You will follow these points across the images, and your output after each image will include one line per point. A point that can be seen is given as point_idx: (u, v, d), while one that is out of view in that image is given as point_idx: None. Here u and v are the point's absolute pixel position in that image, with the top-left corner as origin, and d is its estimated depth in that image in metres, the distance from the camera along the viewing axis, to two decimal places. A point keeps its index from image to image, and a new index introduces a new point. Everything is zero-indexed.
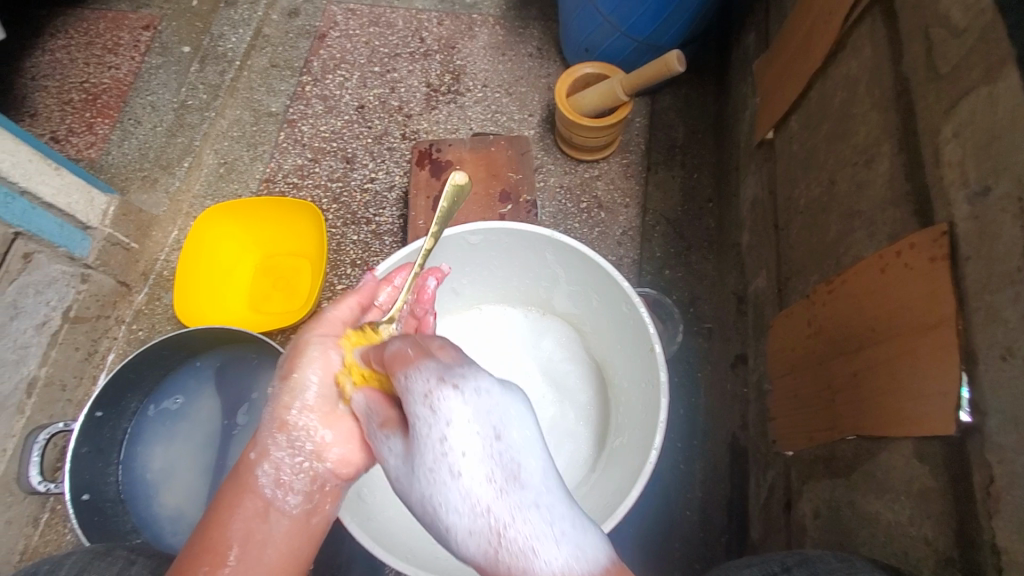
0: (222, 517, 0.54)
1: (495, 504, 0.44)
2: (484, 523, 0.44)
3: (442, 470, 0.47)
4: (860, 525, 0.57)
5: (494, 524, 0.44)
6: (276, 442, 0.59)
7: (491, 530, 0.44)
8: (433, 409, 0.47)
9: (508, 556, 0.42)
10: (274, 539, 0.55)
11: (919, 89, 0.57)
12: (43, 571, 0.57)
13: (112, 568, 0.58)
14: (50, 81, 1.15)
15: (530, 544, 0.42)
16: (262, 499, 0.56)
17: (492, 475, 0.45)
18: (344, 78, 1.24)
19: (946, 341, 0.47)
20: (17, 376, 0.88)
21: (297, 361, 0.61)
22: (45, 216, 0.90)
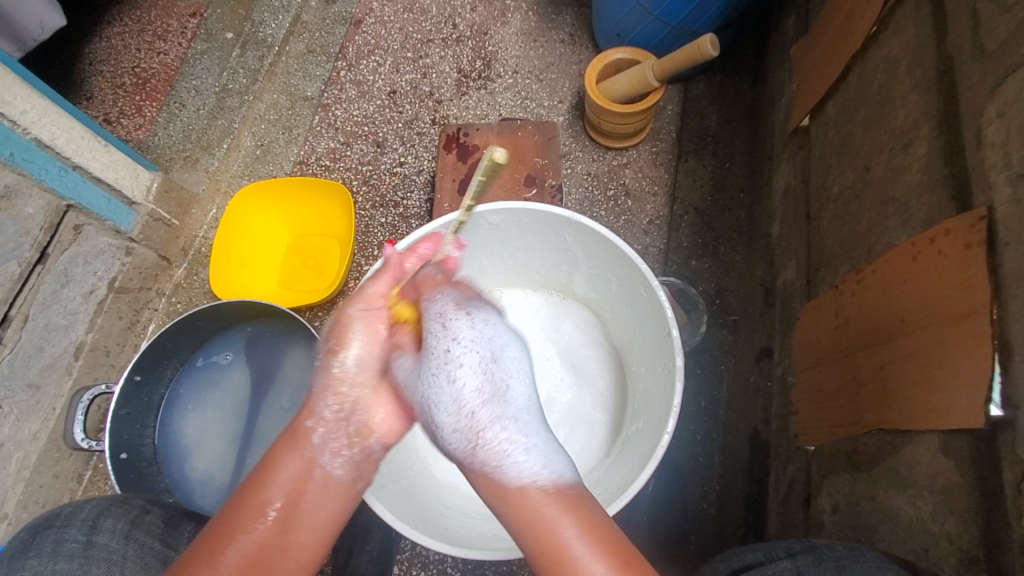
0: (266, 472, 0.51)
1: (479, 411, 0.54)
2: (467, 426, 0.53)
3: (440, 378, 0.54)
4: (880, 522, 0.55)
5: (477, 429, 0.53)
6: (326, 401, 0.54)
7: (473, 432, 0.53)
8: (449, 327, 0.55)
9: (484, 454, 0.52)
10: (320, 504, 0.51)
11: (964, 67, 0.54)
12: (65, 514, 0.63)
13: (129, 513, 0.63)
14: (105, 66, 1.20)
15: (507, 450, 0.51)
16: (308, 455, 0.52)
17: (480, 388, 0.55)
18: (377, 63, 1.26)
19: (979, 332, 0.45)
20: (66, 340, 0.94)
21: (340, 328, 0.56)
22: (95, 189, 0.95)
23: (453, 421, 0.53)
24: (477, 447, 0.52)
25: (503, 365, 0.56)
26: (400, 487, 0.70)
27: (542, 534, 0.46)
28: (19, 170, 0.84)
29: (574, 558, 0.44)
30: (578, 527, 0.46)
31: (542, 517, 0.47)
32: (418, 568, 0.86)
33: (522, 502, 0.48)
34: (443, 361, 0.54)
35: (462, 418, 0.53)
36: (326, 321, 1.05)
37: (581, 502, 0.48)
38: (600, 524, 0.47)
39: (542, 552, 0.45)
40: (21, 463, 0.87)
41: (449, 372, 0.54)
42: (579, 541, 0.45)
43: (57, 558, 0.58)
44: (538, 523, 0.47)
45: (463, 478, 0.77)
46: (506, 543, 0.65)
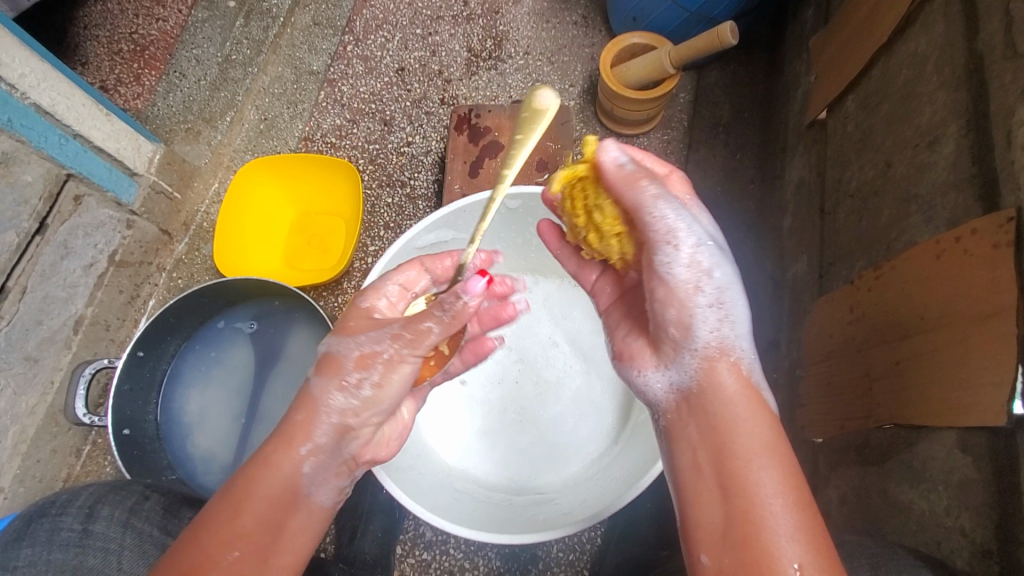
0: (242, 500, 0.50)
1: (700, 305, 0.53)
2: (724, 337, 0.53)
3: (722, 303, 0.53)
4: (891, 514, 0.56)
5: (721, 332, 0.53)
6: (324, 428, 0.54)
7: (717, 338, 0.53)
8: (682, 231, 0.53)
9: (723, 350, 0.52)
10: (299, 532, 0.53)
11: (996, 67, 0.54)
12: (61, 501, 0.62)
13: (129, 500, 0.62)
14: (100, 31, 1.14)
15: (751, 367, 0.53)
16: (292, 485, 0.53)
17: (708, 296, 0.53)
18: (385, 39, 1.23)
19: (1004, 331, 0.46)
20: (65, 313, 0.92)
21: (383, 360, 0.55)
22: (95, 159, 0.92)
23: (708, 333, 0.53)
24: (724, 362, 0.52)
25: (717, 264, 0.54)
26: (410, 469, 0.70)
27: (728, 463, 0.47)
28: (16, 137, 0.81)
29: (760, 501, 0.44)
30: (778, 471, 0.45)
31: (741, 449, 0.47)
32: (420, 549, 0.87)
33: (745, 436, 0.47)
34: (704, 273, 0.53)
35: (710, 327, 0.53)
36: (331, 301, 1.04)
37: (783, 451, 0.47)
38: (792, 466, 0.46)
39: (731, 484, 0.46)
40: (18, 436, 0.86)
41: (716, 292, 0.53)
42: (768, 479, 0.45)
43: (53, 547, 0.59)
44: (720, 443, 0.48)
45: (471, 461, 0.77)
46: (519, 527, 0.66)
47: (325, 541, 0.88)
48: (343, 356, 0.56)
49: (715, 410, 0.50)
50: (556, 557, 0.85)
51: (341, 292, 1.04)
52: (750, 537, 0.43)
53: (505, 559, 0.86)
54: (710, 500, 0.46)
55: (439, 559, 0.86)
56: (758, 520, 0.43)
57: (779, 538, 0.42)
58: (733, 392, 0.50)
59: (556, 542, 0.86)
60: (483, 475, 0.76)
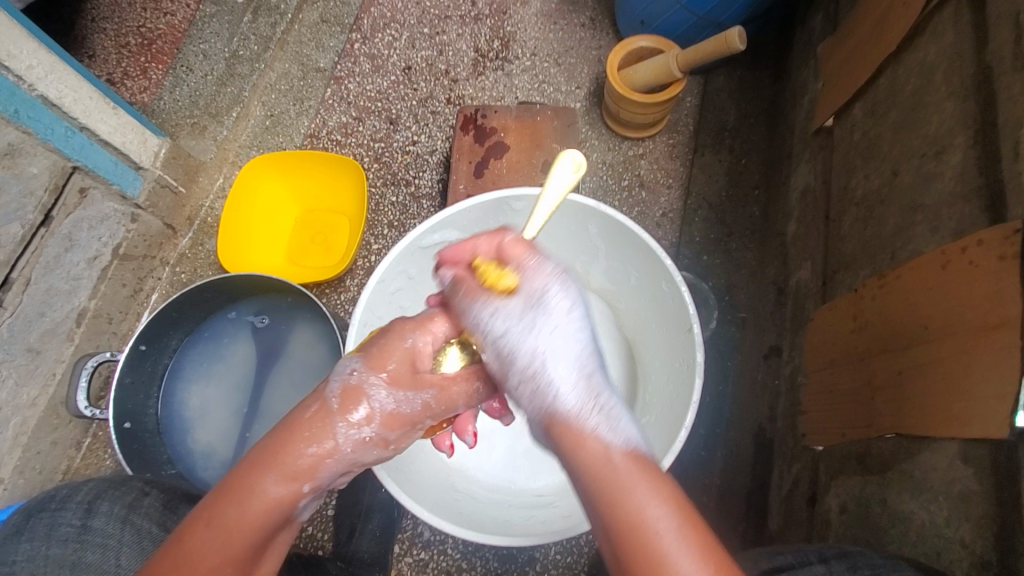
0: (227, 530, 0.44)
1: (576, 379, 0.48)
2: (573, 400, 0.48)
3: (536, 370, 0.49)
4: (890, 523, 0.56)
5: (584, 400, 0.47)
6: (321, 467, 0.47)
7: (583, 401, 0.47)
8: (550, 300, 0.50)
9: (588, 418, 0.47)
10: (282, 546, 0.49)
11: (1005, 78, 0.54)
12: (60, 496, 0.62)
13: (127, 496, 0.63)
14: (108, 24, 1.15)
15: (614, 418, 0.47)
16: (279, 517, 0.46)
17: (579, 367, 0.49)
18: (392, 37, 1.23)
19: (1008, 344, 0.46)
20: (68, 306, 0.92)
21: (408, 426, 0.52)
22: (101, 152, 0.93)
23: (531, 404, 0.50)
24: (572, 422, 0.47)
25: (585, 334, 0.51)
26: (411, 469, 0.70)
27: (609, 494, 0.43)
28: (22, 128, 0.82)
29: (646, 526, 0.41)
30: (661, 496, 0.43)
31: (615, 481, 0.44)
32: (418, 548, 0.87)
33: (605, 484, 0.44)
34: (509, 347, 0.50)
35: (530, 394, 0.49)
36: (334, 299, 1.04)
37: (659, 469, 0.45)
38: (670, 488, 0.44)
39: (614, 525, 0.42)
40: (19, 428, 0.86)
41: (531, 358, 0.49)
42: (655, 508, 0.42)
43: (52, 541, 0.58)
44: (607, 485, 0.44)
45: (471, 461, 0.77)
46: (518, 530, 0.66)
47: (323, 538, 0.88)
48: (371, 398, 0.49)
49: (587, 457, 0.45)
50: (553, 559, 0.85)
51: (344, 290, 1.04)
52: (648, 555, 0.41)
53: (502, 560, 0.86)
54: (600, 529, 0.44)
55: (436, 558, 0.86)
56: (657, 554, 0.41)
57: (664, 555, 0.40)
58: (598, 446, 0.46)
59: (554, 543, 0.86)
60: (483, 476, 0.76)
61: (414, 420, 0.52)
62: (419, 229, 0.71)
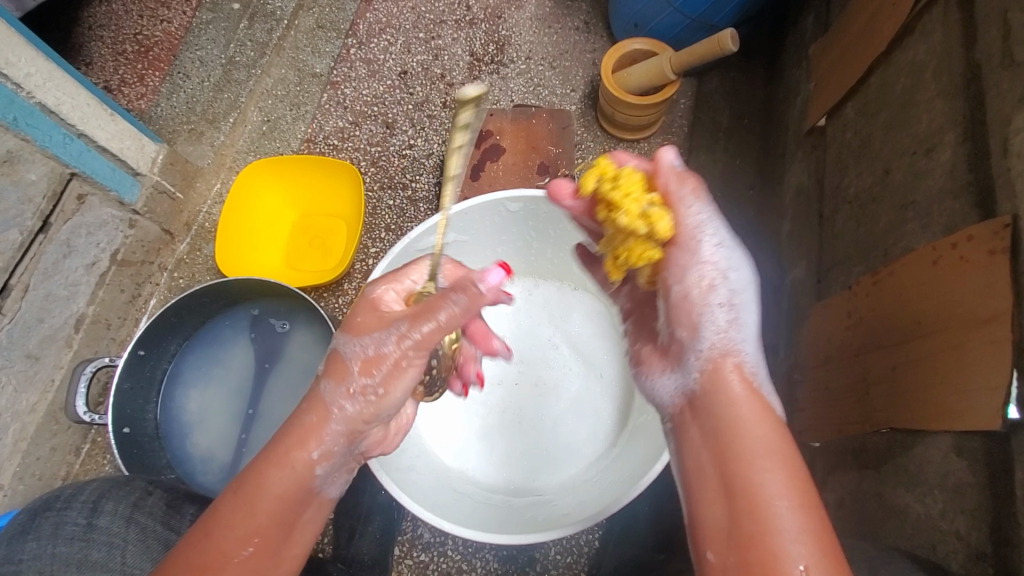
0: (251, 492, 0.47)
1: (727, 329, 0.53)
2: (741, 345, 0.52)
3: (735, 306, 0.54)
4: (886, 517, 0.56)
5: (718, 353, 0.52)
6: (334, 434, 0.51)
7: (715, 355, 0.52)
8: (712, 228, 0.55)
9: (731, 365, 0.51)
10: (309, 523, 0.51)
11: (992, 76, 0.55)
12: (65, 496, 0.62)
13: (131, 495, 0.62)
14: (105, 31, 1.15)
15: (764, 382, 0.51)
16: (304, 484, 0.49)
17: (726, 318, 0.53)
18: (388, 42, 1.24)
19: (999, 337, 0.46)
20: (67, 312, 0.92)
21: (394, 373, 0.52)
22: (99, 158, 0.93)
23: (711, 339, 0.52)
24: (721, 371, 0.51)
25: (734, 267, 0.55)
26: (410, 471, 0.71)
27: (736, 443, 0.45)
28: (21, 135, 0.82)
29: (768, 505, 0.41)
30: (782, 476, 0.42)
31: (739, 453, 0.44)
32: (419, 550, 0.87)
33: (722, 440, 0.46)
34: (711, 283, 0.54)
35: (714, 330, 0.52)
36: (332, 302, 1.04)
37: (791, 454, 0.44)
38: (801, 469, 0.43)
39: (738, 488, 0.43)
40: (18, 434, 0.86)
41: (730, 293, 0.54)
42: (776, 480, 0.42)
43: (57, 541, 0.58)
44: (728, 449, 0.45)
45: (471, 461, 0.78)
46: (518, 529, 0.66)
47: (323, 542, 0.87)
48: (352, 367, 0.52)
49: (726, 403, 0.48)
50: (553, 559, 0.86)
51: (342, 293, 1.05)
52: (758, 539, 0.40)
53: (503, 561, 0.86)
54: (715, 500, 0.44)
55: (436, 560, 0.86)
56: (775, 560, 0.39)
57: (784, 537, 0.40)
58: (740, 396, 0.48)
59: (553, 544, 0.86)
60: (484, 477, 0.76)
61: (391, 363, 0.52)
62: (414, 232, 0.72)
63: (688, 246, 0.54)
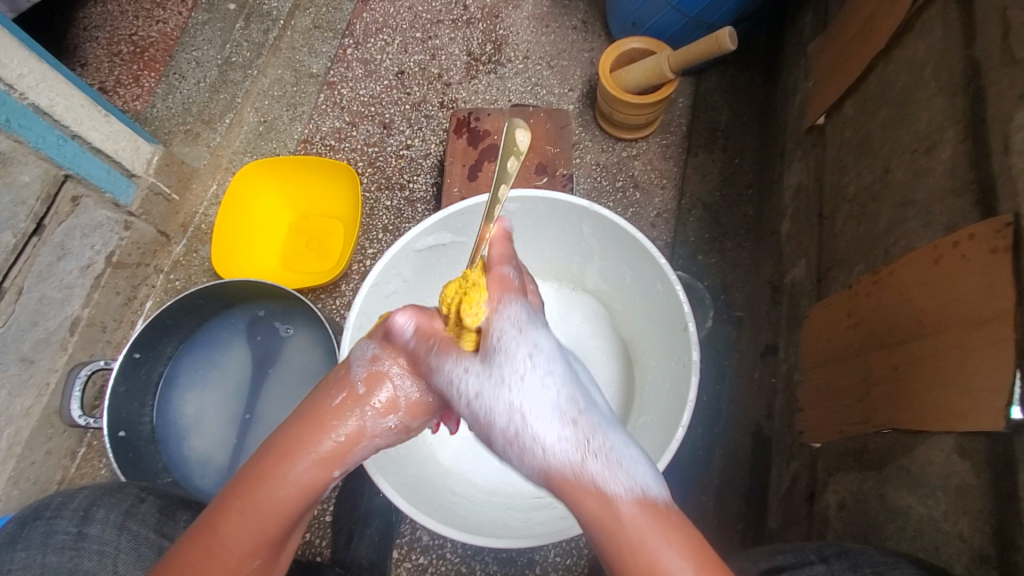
0: (264, 500, 0.46)
1: (570, 440, 0.47)
2: (566, 456, 0.47)
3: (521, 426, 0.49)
4: (888, 519, 0.56)
5: (574, 462, 0.46)
6: (358, 448, 0.51)
7: (571, 464, 0.46)
8: (508, 345, 0.52)
9: (589, 471, 0.45)
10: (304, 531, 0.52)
11: (993, 73, 0.54)
12: (55, 503, 0.61)
13: (123, 503, 0.62)
14: (100, 33, 1.14)
15: (610, 459, 0.46)
16: (316, 498, 0.49)
17: (571, 424, 0.48)
18: (385, 42, 1.23)
19: (1001, 336, 0.46)
20: (62, 315, 0.91)
21: (427, 415, 0.55)
22: (94, 160, 0.92)
23: (529, 467, 0.48)
24: (573, 478, 0.46)
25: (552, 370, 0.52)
26: (408, 474, 0.70)
27: (618, 540, 0.42)
28: (15, 137, 0.81)
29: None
30: (680, 550, 0.40)
31: (631, 537, 0.42)
32: (417, 553, 0.86)
33: (609, 526, 0.42)
34: (485, 423, 0.51)
35: (523, 454, 0.48)
36: (329, 304, 1.03)
37: (676, 521, 0.43)
38: (692, 539, 0.42)
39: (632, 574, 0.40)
40: (13, 438, 0.86)
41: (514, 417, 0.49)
42: (671, 551, 0.40)
43: (47, 550, 0.57)
44: (620, 547, 0.42)
45: (469, 464, 0.77)
46: (517, 532, 0.65)
47: (321, 544, 0.86)
48: (393, 385, 0.53)
49: (584, 514, 0.44)
50: (553, 561, 0.85)
51: (339, 295, 1.04)
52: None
53: (502, 563, 0.86)
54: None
55: (435, 564, 0.86)
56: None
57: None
58: (607, 489, 0.44)
59: (553, 547, 0.86)
60: (482, 480, 0.76)
61: (434, 407, 0.55)
62: (412, 233, 0.71)
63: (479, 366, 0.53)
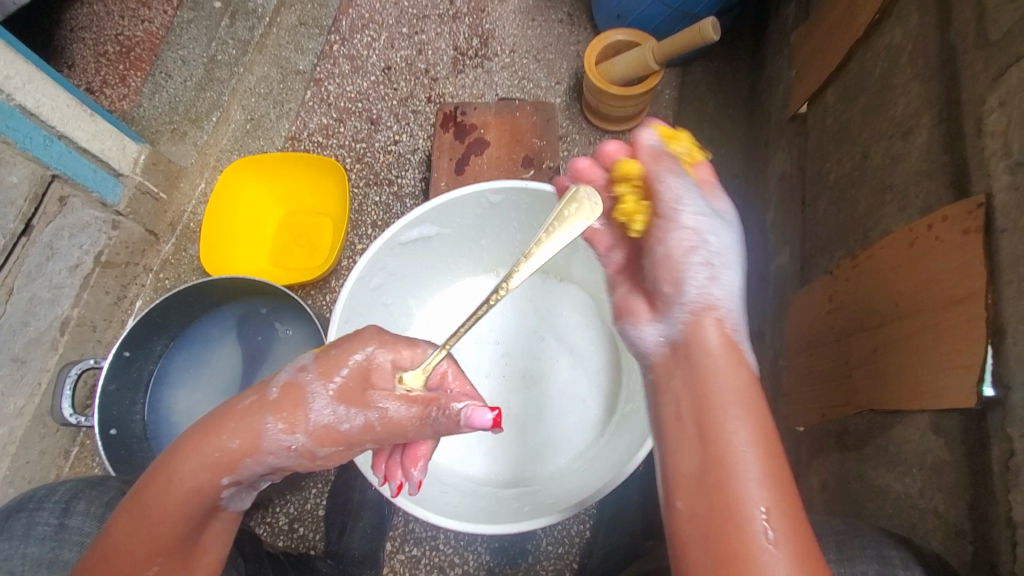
0: (154, 506, 0.50)
1: (705, 280, 0.49)
2: (719, 289, 0.49)
3: (714, 267, 0.49)
4: (868, 498, 0.57)
5: (710, 293, 0.49)
6: (249, 462, 0.52)
7: (704, 291, 0.49)
8: (687, 202, 0.50)
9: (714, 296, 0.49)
10: (216, 538, 0.54)
11: (967, 57, 0.55)
12: (38, 495, 0.61)
13: (106, 495, 0.62)
14: (86, 33, 1.14)
15: (725, 270, 0.50)
16: (207, 504, 0.52)
17: (707, 254, 0.49)
18: (372, 38, 1.23)
19: (973, 315, 0.47)
20: (52, 315, 0.91)
21: (340, 446, 0.54)
22: (80, 159, 0.92)
23: (693, 295, 0.49)
24: (706, 302, 0.48)
25: (716, 232, 0.50)
26: None
27: (710, 393, 0.46)
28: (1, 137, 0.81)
29: (734, 455, 0.43)
30: (750, 428, 0.44)
31: (716, 399, 0.45)
32: (410, 545, 0.87)
33: (700, 386, 0.46)
34: (695, 239, 0.49)
35: (696, 286, 0.49)
36: (319, 299, 1.04)
37: (757, 397, 0.46)
38: (767, 422, 0.45)
39: (709, 438, 0.44)
40: (6, 438, 0.86)
41: (710, 255, 0.49)
42: (742, 424, 0.44)
43: (29, 541, 0.58)
44: (705, 399, 0.45)
45: (458, 454, 0.78)
46: (503, 519, 0.66)
47: (315, 538, 0.88)
48: (303, 405, 0.52)
49: (698, 360, 0.47)
50: (545, 550, 0.86)
51: (329, 291, 1.04)
52: (723, 489, 0.42)
53: (495, 554, 0.86)
54: (688, 449, 0.45)
55: (428, 554, 0.86)
56: (738, 504, 0.41)
57: (747, 484, 0.42)
58: (716, 351, 0.47)
59: (545, 535, 0.87)
60: (470, 469, 0.77)
61: (349, 442, 0.54)
62: (396, 225, 0.72)
63: (663, 220, 0.50)
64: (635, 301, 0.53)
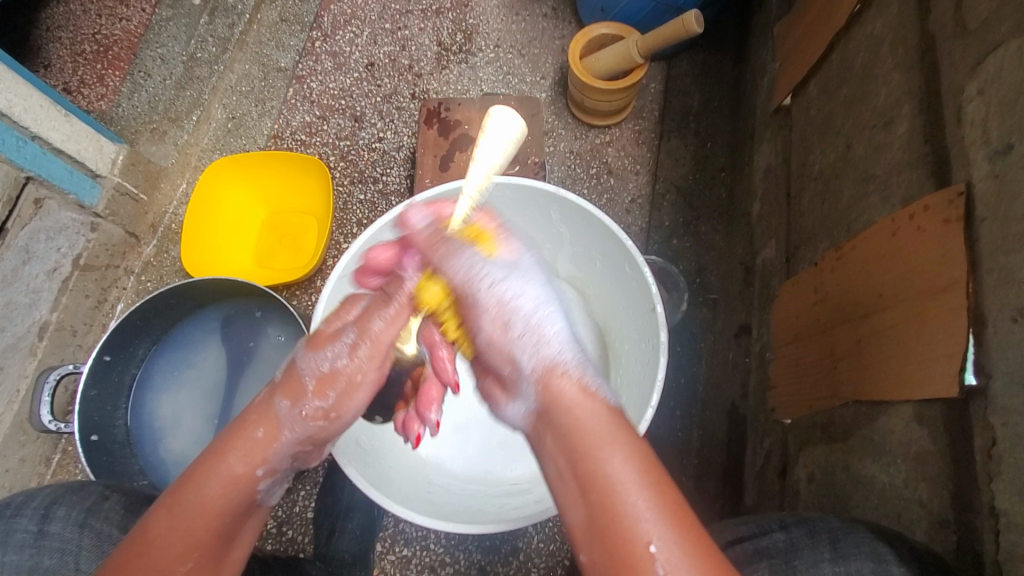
0: (190, 504, 0.45)
1: (533, 330, 0.48)
2: (556, 356, 0.47)
3: (536, 326, 0.48)
4: (854, 489, 0.57)
5: (554, 359, 0.46)
6: (280, 439, 0.51)
7: (550, 360, 0.47)
8: (491, 271, 0.49)
9: (548, 355, 0.47)
10: (246, 536, 0.50)
11: (946, 46, 0.55)
12: (16, 502, 0.60)
13: (85, 501, 0.61)
14: (63, 33, 1.12)
15: (554, 332, 0.48)
16: (246, 496, 0.48)
17: (528, 314, 0.48)
18: (354, 34, 1.21)
19: (955, 305, 0.47)
20: (29, 320, 0.89)
21: (344, 391, 0.54)
22: (55, 161, 0.90)
23: (530, 360, 0.47)
24: (555, 372, 0.46)
25: (529, 285, 0.50)
26: (382, 466, 0.70)
27: (574, 444, 0.41)
28: None
29: (622, 493, 0.38)
30: (633, 463, 0.39)
31: (586, 443, 0.41)
32: (401, 545, 0.87)
33: (570, 437, 0.42)
34: (508, 309, 0.49)
35: (530, 352, 0.47)
36: (305, 300, 1.03)
37: (633, 434, 0.42)
38: (645, 454, 0.41)
39: (587, 485, 0.39)
40: None
41: (527, 318, 0.48)
42: (627, 467, 0.39)
43: (7, 548, 0.57)
44: (577, 446, 0.41)
45: (447, 454, 0.78)
46: (491, 516, 0.66)
47: (303, 541, 0.87)
48: (305, 376, 0.53)
49: (563, 406, 0.43)
50: (536, 548, 0.86)
51: (314, 291, 1.03)
52: (613, 530, 0.37)
53: (486, 552, 0.86)
54: (574, 504, 0.40)
55: (419, 554, 0.86)
56: (629, 537, 0.37)
57: (636, 521, 0.37)
58: (571, 399, 0.44)
59: (536, 532, 0.86)
60: (460, 468, 0.76)
61: (351, 379, 0.55)
62: (378, 224, 0.71)
63: (467, 302, 0.51)
64: (491, 382, 0.54)
